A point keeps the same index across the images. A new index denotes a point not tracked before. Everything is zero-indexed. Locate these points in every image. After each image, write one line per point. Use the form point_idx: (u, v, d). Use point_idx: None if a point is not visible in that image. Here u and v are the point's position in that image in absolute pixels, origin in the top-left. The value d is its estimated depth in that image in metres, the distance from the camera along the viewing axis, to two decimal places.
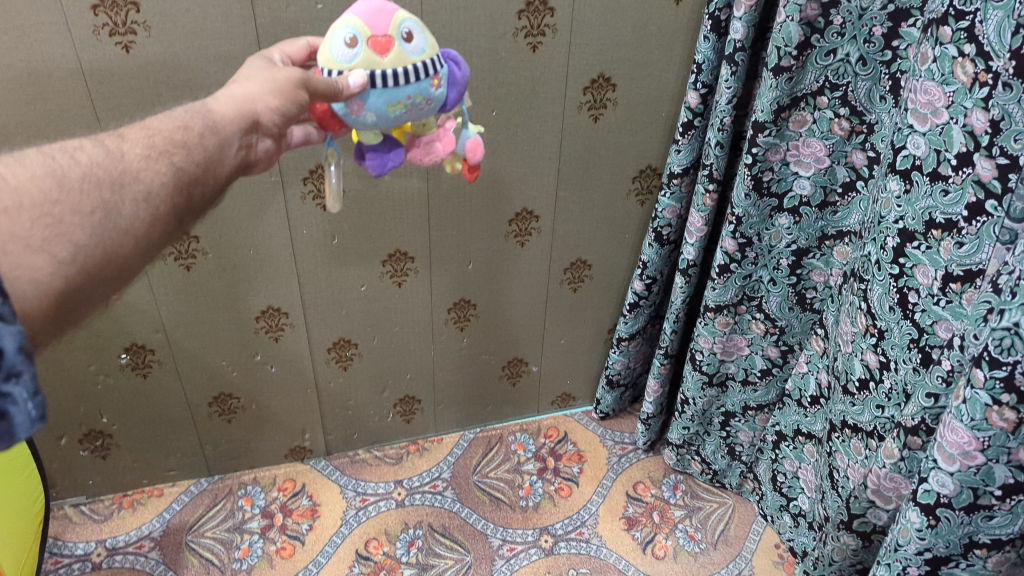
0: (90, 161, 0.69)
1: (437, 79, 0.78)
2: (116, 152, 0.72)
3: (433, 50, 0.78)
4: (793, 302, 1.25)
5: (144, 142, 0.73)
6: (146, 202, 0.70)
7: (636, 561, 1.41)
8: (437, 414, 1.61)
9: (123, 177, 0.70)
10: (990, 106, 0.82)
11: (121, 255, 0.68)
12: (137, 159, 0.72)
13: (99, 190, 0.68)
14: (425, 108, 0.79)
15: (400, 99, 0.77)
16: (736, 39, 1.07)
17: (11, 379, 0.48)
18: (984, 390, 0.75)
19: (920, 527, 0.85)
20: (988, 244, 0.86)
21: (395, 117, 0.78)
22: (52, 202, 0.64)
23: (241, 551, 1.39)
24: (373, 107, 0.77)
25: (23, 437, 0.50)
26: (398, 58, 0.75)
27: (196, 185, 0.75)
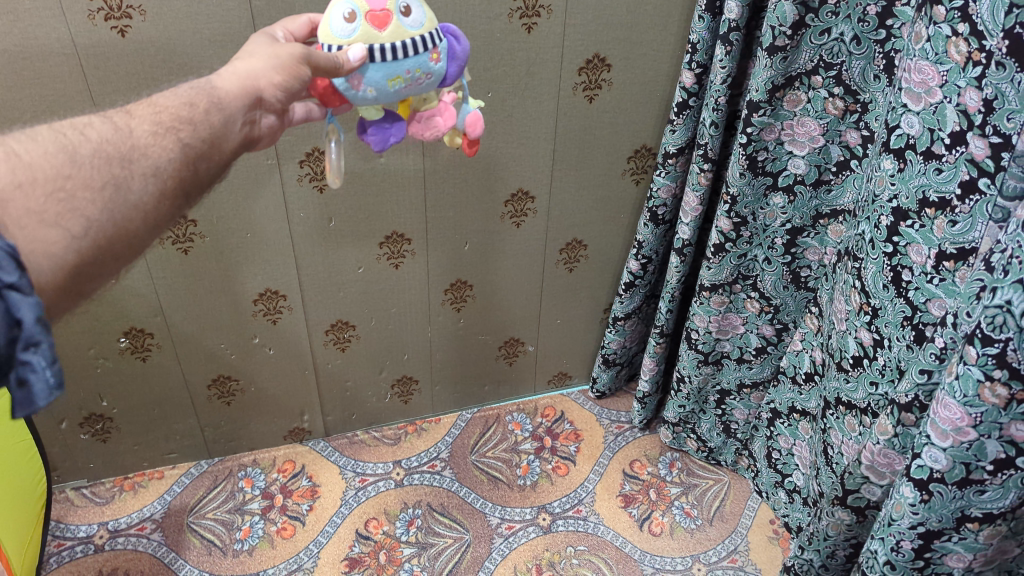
0: (100, 137, 0.70)
1: (436, 53, 0.79)
2: (125, 128, 0.72)
3: (432, 24, 0.79)
4: (788, 280, 1.26)
5: (151, 120, 0.73)
6: (155, 178, 0.71)
7: (634, 537, 1.43)
8: (434, 394, 1.62)
9: (132, 154, 0.70)
10: (984, 85, 0.83)
11: (130, 230, 0.69)
12: (145, 135, 0.72)
13: (108, 166, 0.68)
14: (424, 82, 0.80)
15: (399, 73, 0.78)
16: (731, 19, 1.07)
17: (29, 348, 0.52)
18: (977, 366, 0.77)
19: (914, 501, 0.87)
20: (982, 222, 0.87)
21: (394, 91, 0.80)
22: (64, 177, 0.65)
23: (242, 532, 1.41)
24: (373, 82, 0.78)
25: (43, 406, 0.53)
26: (395, 32, 0.76)
27: (202, 159, 0.75)
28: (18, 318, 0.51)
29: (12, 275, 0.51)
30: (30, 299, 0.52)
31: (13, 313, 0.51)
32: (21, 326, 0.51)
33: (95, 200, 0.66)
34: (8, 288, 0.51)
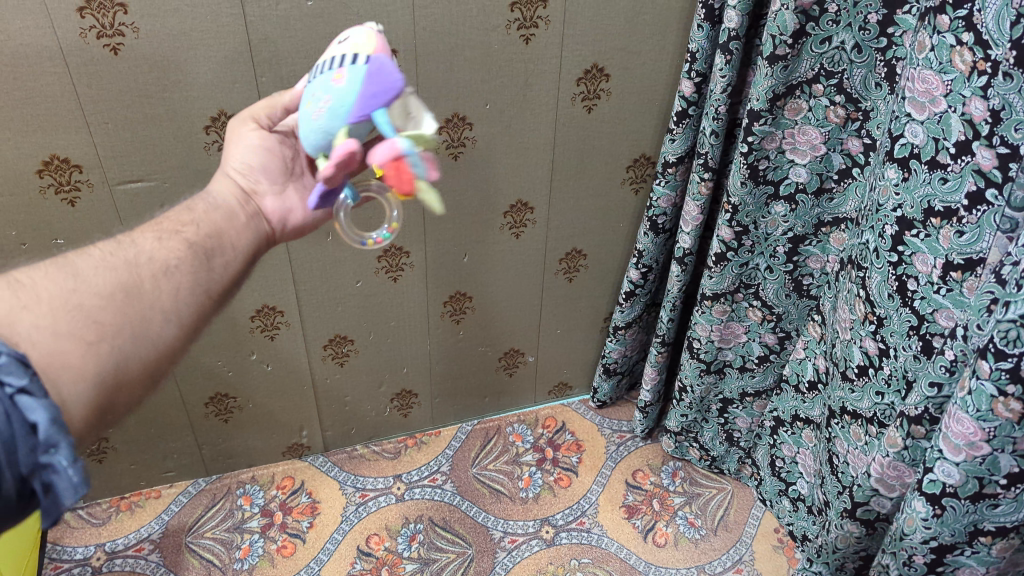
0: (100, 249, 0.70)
1: (341, 74, 0.74)
2: (128, 241, 0.73)
3: (361, 49, 0.75)
4: (790, 288, 1.25)
5: (154, 230, 0.75)
6: (166, 277, 0.71)
7: (638, 549, 1.42)
8: (434, 407, 1.61)
9: (138, 259, 0.71)
10: (989, 95, 0.82)
11: (152, 331, 0.67)
12: (149, 243, 0.73)
13: (117, 272, 0.68)
14: (326, 106, 0.73)
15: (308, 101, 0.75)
16: (731, 28, 1.06)
17: (49, 450, 0.52)
18: (990, 380, 0.76)
19: (926, 515, 0.86)
20: (989, 232, 0.86)
21: (309, 123, 0.75)
22: (70, 289, 0.64)
23: (242, 551, 1.39)
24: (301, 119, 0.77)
25: (72, 501, 0.54)
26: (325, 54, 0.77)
27: (216, 256, 0.77)
28: (35, 421, 0.51)
29: (20, 378, 0.51)
30: (41, 401, 0.52)
31: (27, 417, 0.51)
32: (39, 429, 0.51)
33: (106, 306, 0.65)
34: (18, 392, 0.51)
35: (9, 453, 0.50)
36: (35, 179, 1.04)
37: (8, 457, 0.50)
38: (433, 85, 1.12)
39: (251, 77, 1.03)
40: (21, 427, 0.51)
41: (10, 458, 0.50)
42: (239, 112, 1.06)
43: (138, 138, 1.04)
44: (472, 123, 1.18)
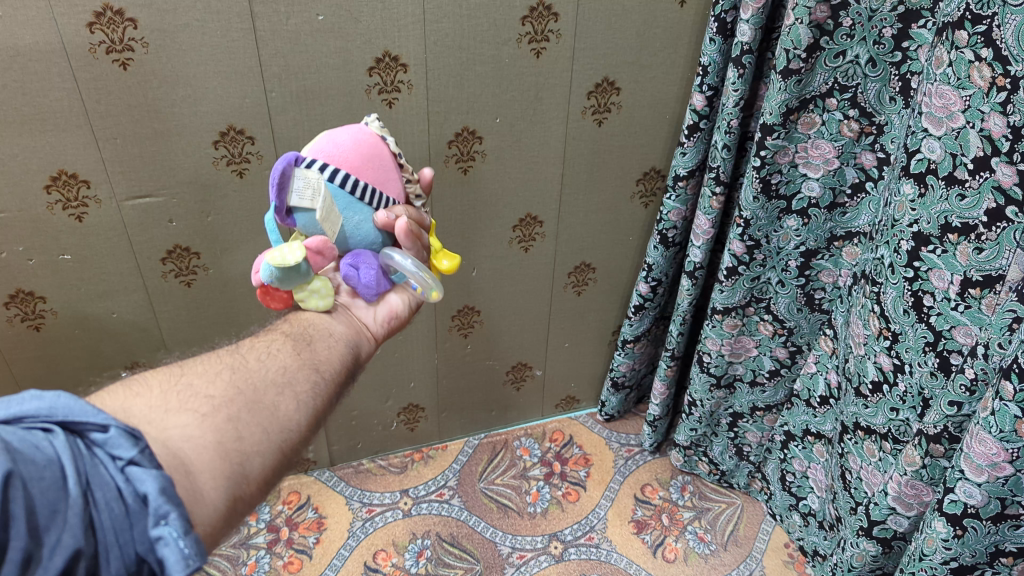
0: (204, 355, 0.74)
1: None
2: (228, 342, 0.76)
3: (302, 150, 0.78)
4: (802, 303, 1.24)
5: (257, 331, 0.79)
6: (267, 357, 0.73)
7: (647, 564, 1.41)
8: (441, 421, 1.60)
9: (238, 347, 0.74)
10: (1009, 111, 0.81)
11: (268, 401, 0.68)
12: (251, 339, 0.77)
13: (220, 358, 0.71)
14: None
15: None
16: (744, 42, 1.05)
17: (160, 522, 0.49)
18: (1014, 402, 0.75)
19: (947, 536, 0.85)
20: (1009, 250, 0.85)
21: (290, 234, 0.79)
22: (179, 374, 0.66)
23: (248, 567, 1.37)
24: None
25: None
26: None
27: (316, 339, 0.79)
28: (142, 492, 0.49)
29: (129, 451, 0.50)
30: (149, 472, 0.50)
31: (138, 489, 0.50)
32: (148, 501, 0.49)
33: (212, 381, 0.66)
34: (127, 465, 0.50)
35: (120, 530, 0.49)
36: (43, 195, 1.03)
37: (118, 533, 0.49)
38: (443, 98, 1.11)
39: (261, 91, 1.02)
40: (131, 502, 0.49)
41: (120, 536, 0.49)
42: (248, 127, 1.05)
43: (147, 153, 1.03)
44: (482, 136, 1.17)
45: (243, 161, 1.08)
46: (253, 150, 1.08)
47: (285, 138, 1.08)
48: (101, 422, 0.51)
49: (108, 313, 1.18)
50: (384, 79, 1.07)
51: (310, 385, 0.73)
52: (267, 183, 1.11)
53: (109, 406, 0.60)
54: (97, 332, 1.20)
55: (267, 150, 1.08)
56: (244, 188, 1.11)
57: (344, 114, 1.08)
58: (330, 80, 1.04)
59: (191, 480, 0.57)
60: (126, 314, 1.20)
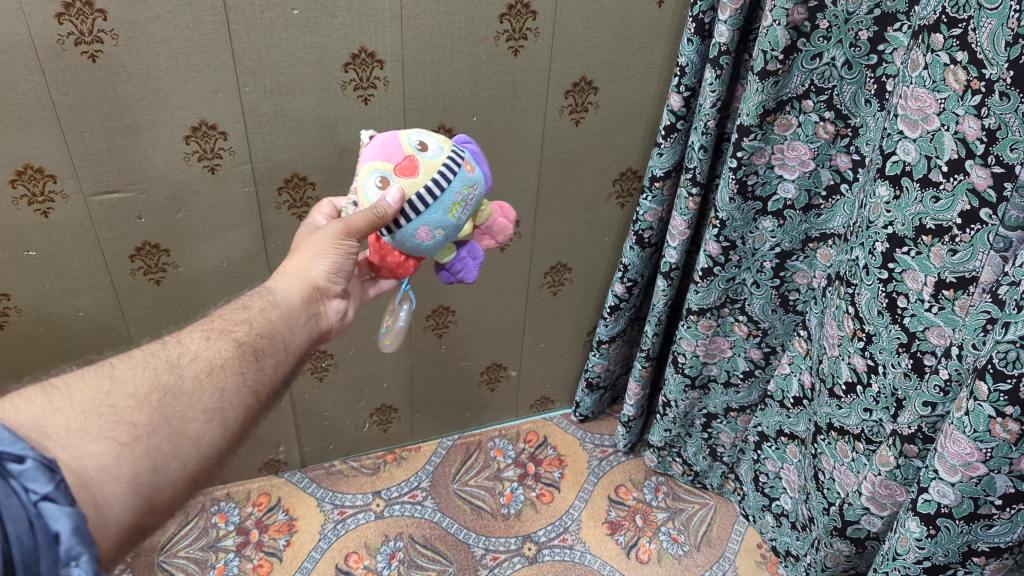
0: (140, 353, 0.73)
1: (473, 163, 0.87)
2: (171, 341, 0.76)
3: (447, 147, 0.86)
4: (777, 303, 1.25)
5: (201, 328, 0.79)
6: (208, 377, 0.74)
7: (621, 565, 1.40)
8: (414, 422, 1.58)
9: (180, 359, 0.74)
10: (984, 114, 0.81)
11: (190, 429, 0.70)
12: (199, 342, 0.77)
13: (156, 373, 0.71)
14: (474, 197, 0.87)
15: (452, 200, 0.84)
16: (721, 43, 1.05)
17: (70, 564, 0.47)
18: (988, 402, 0.76)
19: (920, 536, 0.86)
20: (982, 251, 0.86)
21: (459, 217, 0.86)
22: (106, 392, 0.66)
23: (217, 570, 1.35)
24: (432, 222, 0.84)
25: None
26: (425, 169, 0.84)
27: (266, 354, 0.81)
28: (56, 530, 0.48)
29: (45, 486, 0.48)
30: (66, 510, 0.48)
31: (50, 527, 0.48)
32: (60, 540, 0.47)
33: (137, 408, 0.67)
34: (42, 500, 0.48)
35: (29, 565, 0.46)
36: (7, 189, 1.00)
37: (26, 571, 0.46)
38: (420, 95, 1.10)
39: (233, 86, 1.01)
40: (42, 538, 0.47)
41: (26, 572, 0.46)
42: (221, 122, 1.03)
43: (116, 148, 1.01)
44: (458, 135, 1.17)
45: (215, 157, 1.06)
46: (226, 146, 1.06)
47: (258, 133, 1.06)
48: (19, 453, 0.49)
49: (74, 311, 1.16)
50: (359, 75, 1.05)
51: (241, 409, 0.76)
52: (239, 179, 1.10)
53: (25, 421, 0.59)
54: (63, 331, 1.17)
55: (240, 146, 1.06)
56: (216, 184, 1.09)
57: (318, 110, 1.07)
58: (305, 75, 1.03)
59: (100, 514, 0.60)
60: (92, 312, 1.17)
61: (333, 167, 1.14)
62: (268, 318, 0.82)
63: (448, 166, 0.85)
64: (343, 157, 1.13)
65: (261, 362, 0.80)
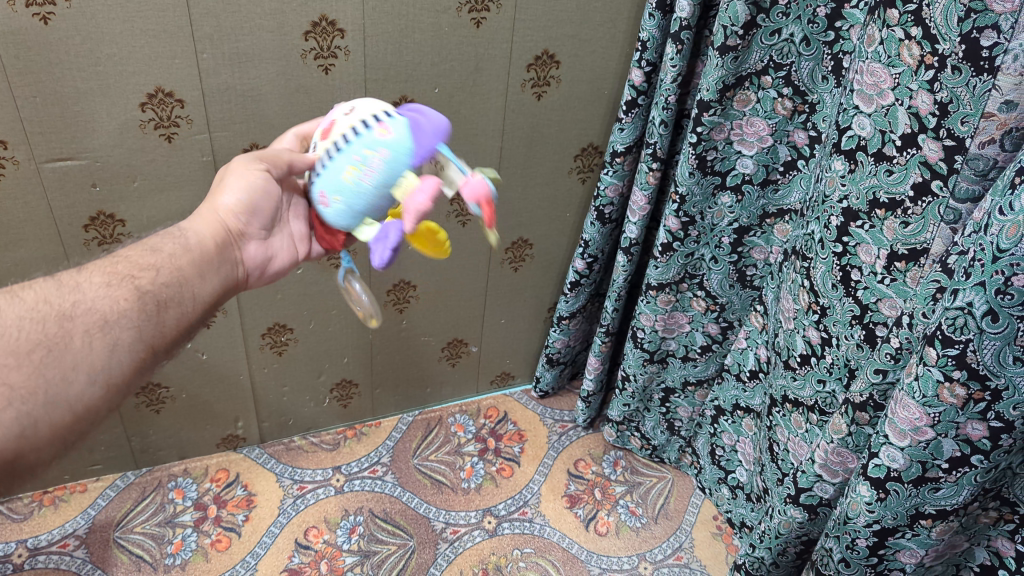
0: (61, 311, 0.73)
1: (388, 129, 0.79)
2: (73, 285, 0.76)
3: (386, 112, 0.81)
4: (734, 279, 1.27)
5: (104, 271, 0.78)
6: None
7: (580, 538, 1.42)
8: (375, 397, 1.58)
9: (74, 310, 0.73)
10: (936, 89, 0.83)
11: (70, 393, 0.69)
12: (98, 290, 0.76)
13: (44, 326, 0.70)
14: (381, 159, 0.77)
15: (348, 162, 0.78)
16: (682, 17, 1.06)
17: None
18: (937, 366, 0.78)
19: (870, 499, 0.89)
20: (933, 223, 0.88)
21: (357, 184, 0.78)
22: None
23: (174, 546, 1.34)
24: (330, 187, 0.80)
25: None
26: (341, 130, 0.81)
27: (171, 307, 0.80)
28: None
29: None
30: None
31: None
32: None
33: None
34: None
35: None
36: None
37: None
38: (381, 65, 1.09)
39: (191, 52, 0.99)
40: None
41: None
42: (178, 89, 1.01)
43: (69, 114, 0.99)
44: (420, 107, 1.16)
45: (172, 125, 1.05)
46: (183, 114, 1.04)
47: (216, 102, 1.04)
48: None
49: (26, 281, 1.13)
50: (320, 44, 1.04)
51: (133, 364, 0.75)
52: (196, 149, 1.08)
53: None
54: None
55: (197, 114, 1.05)
56: (173, 154, 1.07)
57: (278, 79, 1.05)
58: (265, 43, 1.01)
59: None
60: None
61: None
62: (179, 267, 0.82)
63: (354, 127, 0.80)
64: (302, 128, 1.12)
65: (164, 316, 0.79)
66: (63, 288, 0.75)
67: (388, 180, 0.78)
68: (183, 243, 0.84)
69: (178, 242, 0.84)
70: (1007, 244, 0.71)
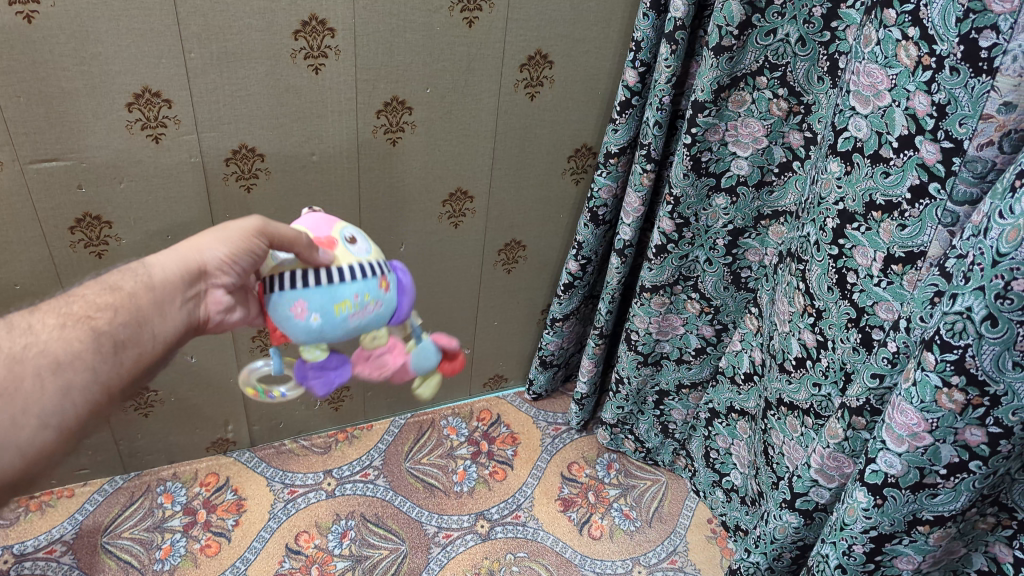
0: (12, 352, 0.72)
1: (385, 283, 0.88)
2: (25, 326, 0.75)
3: (377, 257, 0.89)
4: (729, 281, 1.26)
5: (58, 312, 0.77)
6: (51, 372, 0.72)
7: (573, 542, 1.41)
8: (366, 400, 1.56)
9: (25, 352, 0.73)
10: (934, 90, 0.82)
11: (20, 437, 0.70)
12: (51, 331, 0.76)
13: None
14: (375, 311, 0.87)
15: (345, 298, 0.84)
16: (677, 17, 1.05)
17: None
18: (935, 372, 0.77)
19: (868, 505, 0.88)
20: (930, 226, 0.87)
21: (342, 320, 0.85)
22: None
23: (163, 551, 1.32)
24: (317, 306, 0.83)
25: None
26: (342, 254, 0.86)
27: (128, 346, 0.80)
28: None
29: None
30: None
31: None
32: None
33: None
34: None
35: None
36: None
37: None
38: (372, 65, 1.08)
39: (179, 52, 0.97)
40: None
41: None
42: (165, 90, 1.00)
43: (54, 114, 0.97)
44: (411, 107, 1.15)
45: (160, 125, 1.03)
46: (170, 114, 1.02)
47: (204, 102, 1.03)
48: None
49: (11, 284, 1.11)
50: (310, 44, 1.03)
51: (85, 406, 0.76)
52: (184, 149, 1.06)
53: None
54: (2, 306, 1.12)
55: (185, 115, 1.03)
56: (161, 154, 1.06)
57: (267, 79, 1.04)
58: (254, 42, 1.00)
59: None
60: (30, 286, 1.12)
61: (281, 139, 1.10)
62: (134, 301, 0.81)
63: (365, 270, 0.86)
64: (292, 128, 1.10)
65: (120, 355, 0.79)
66: (16, 332, 0.74)
67: (364, 328, 0.88)
68: (146, 281, 0.83)
69: (140, 278, 0.83)
70: (1007, 248, 0.70)
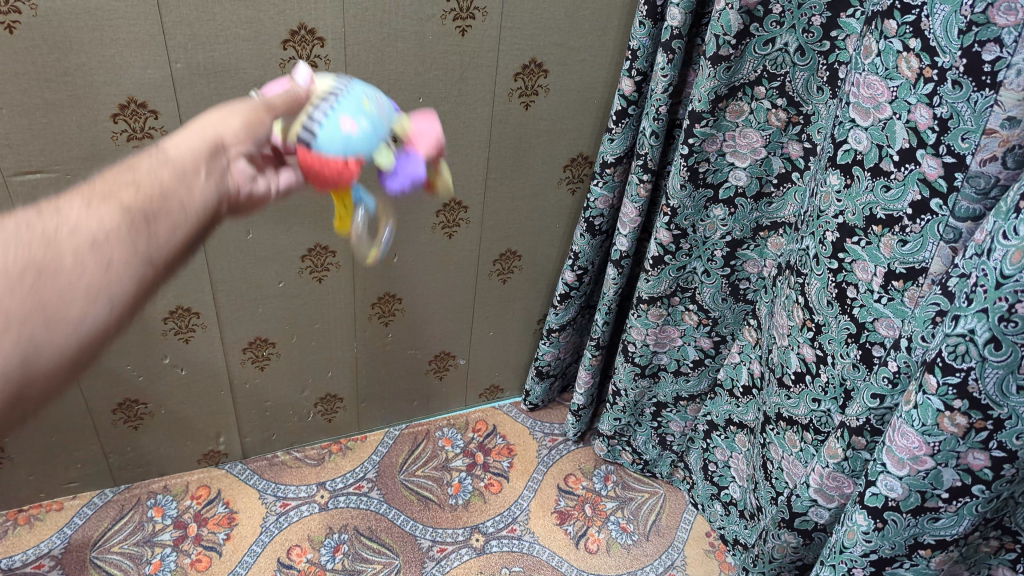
0: (44, 233, 0.60)
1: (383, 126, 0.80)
2: (54, 210, 0.62)
3: None
4: (727, 293, 1.23)
5: (83, 193, 0.65)
6: (93, 249, 0.61)
7: (570, 556, 1.39)
8: (359, 411, 1.54)
9: (60, 232, 0.60)
10: (935, 103, 0.80)
11: (70, 314, 0.57)
12: (81, 211, 0.63)
13: (29, 250, 0.58)
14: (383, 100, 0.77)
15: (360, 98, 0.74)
16: (674, 26, 1.03)
17: None
18: (937, 395, 0.75)
19: (867, 529, 0.86)
20: (932, 242, 0.85)
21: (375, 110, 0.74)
22: None
23: (152, 566, 1.30)
24: (355, 110, 0.72)
25: None
26: None
27: (162, 218, 0.66)
28: None
29: None
30: None
31: None
32: None
33: None
34: None
35: None
36: None
37: None
38: (363, 75, 1.06)
39: (165, 62, 0.95)
40: None
41: None
42: (151, 100, 0.98)
43: (38, 126, 0.95)
44: None
45: (145, 136, 1.01)
46: (156, 125, 1.00)
47: (191, 113, 1.01)
48: None
49: None
50: (299, 53, 1.01)
51: (134, 284, 0.63)
52: None
53: None
54: None
55: (171, 125, 1.01)
56: None
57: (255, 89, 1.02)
58: (241, 52, 0.98)
59: None
60: None
61: None
62: (155, 176, 0.68)
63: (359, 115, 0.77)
64: None
65: (156, 226, 0.65)
66: (45, 214, 0.62)
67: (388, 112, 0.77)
68: (162, 159, 0.70)
69: (156, 157, 0.70)
70: (1011, 270, 0.68)
